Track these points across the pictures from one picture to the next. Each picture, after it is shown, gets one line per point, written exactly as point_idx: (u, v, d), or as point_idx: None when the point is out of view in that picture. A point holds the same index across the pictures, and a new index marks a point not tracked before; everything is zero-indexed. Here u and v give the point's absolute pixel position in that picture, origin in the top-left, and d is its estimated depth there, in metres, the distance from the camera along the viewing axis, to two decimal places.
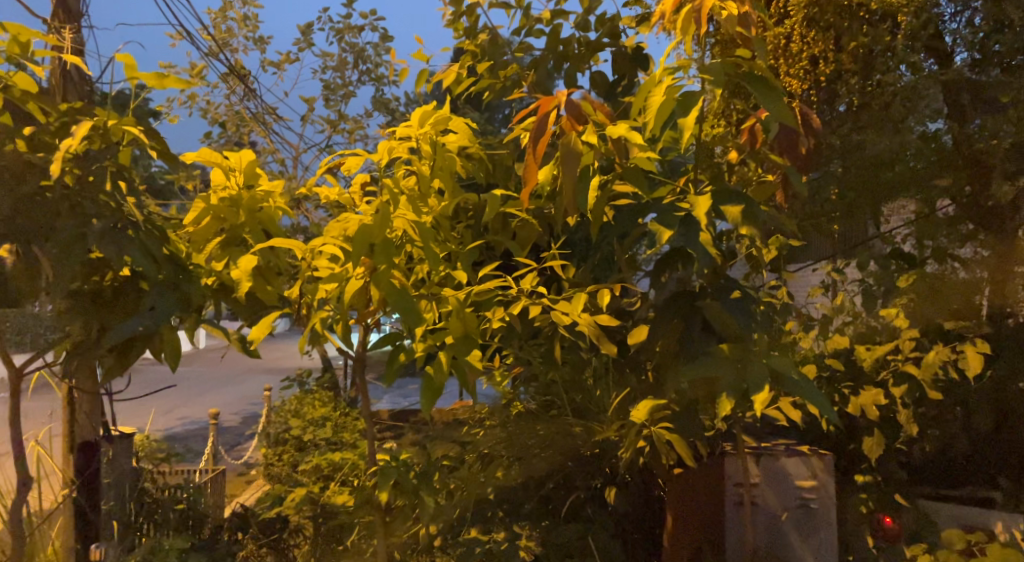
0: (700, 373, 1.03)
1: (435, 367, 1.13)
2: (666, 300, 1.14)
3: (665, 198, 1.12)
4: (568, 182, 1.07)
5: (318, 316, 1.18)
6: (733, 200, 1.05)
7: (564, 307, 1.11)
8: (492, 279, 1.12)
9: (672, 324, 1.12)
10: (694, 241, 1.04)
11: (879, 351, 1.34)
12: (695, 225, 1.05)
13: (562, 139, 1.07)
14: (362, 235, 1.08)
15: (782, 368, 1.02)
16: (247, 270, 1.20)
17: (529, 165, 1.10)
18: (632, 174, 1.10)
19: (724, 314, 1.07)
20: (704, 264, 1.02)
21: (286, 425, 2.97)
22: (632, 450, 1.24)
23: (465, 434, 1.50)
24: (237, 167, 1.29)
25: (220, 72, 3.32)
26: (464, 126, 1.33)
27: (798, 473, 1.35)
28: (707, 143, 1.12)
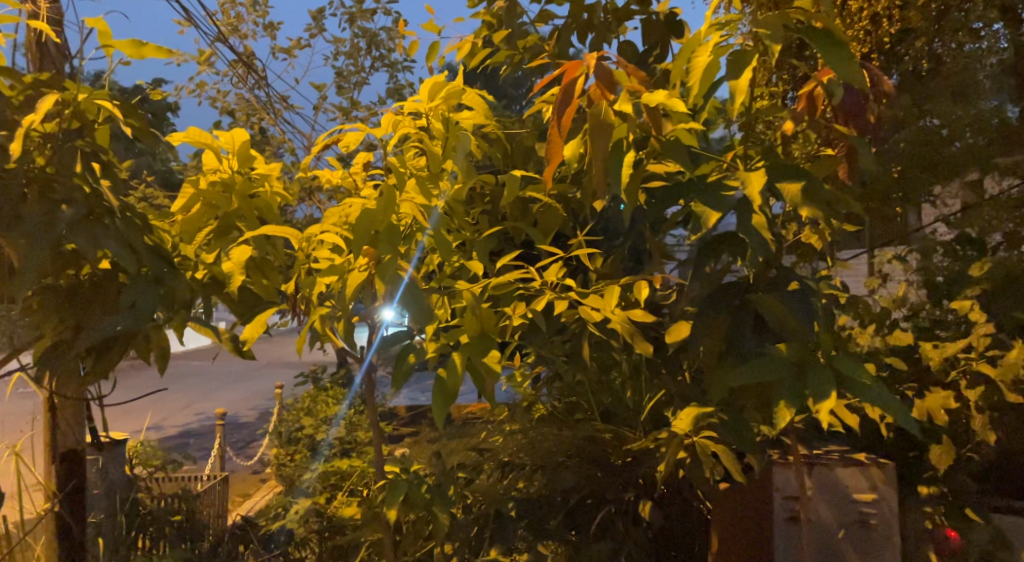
0: (754, 377, 0.89)
1: (448, 370, 1.00)
2: (710, 294, 1.00)
3: (709, 176, 0.98)
4: (599, 159, 0.93)
5: (316, 312, 1.05)
6: (791, 178, 0.91)
7: (593, 302, 0.97)
8: (512, 270, 0.98)
9: (718, 320, 0.98)
10: (745, 226, 0.90)
11: (950, 348, 1.19)
12: (746, 207, 0.92)
13: (591, 110, 0.94)
14: (364, 221, 0.95)
15: (852, 372, 0.88)
16: (238, 263, 1.08)
17: (553, 141, 0.97)
18: (670, 149, 0.97)
19: (781, 308, 0.93)
20: (758, 251, 0.88)
21: (299, 424, 2.86)
22: (671, 462, 1.11)
23: (483, 440, 1.38)
24: (229, 148, 1.17)
25: (229, 59, 3.21)
26: (479, 101, 1.20)
27: (855, 485, 1.22)
28: (757, 113, 0.98)
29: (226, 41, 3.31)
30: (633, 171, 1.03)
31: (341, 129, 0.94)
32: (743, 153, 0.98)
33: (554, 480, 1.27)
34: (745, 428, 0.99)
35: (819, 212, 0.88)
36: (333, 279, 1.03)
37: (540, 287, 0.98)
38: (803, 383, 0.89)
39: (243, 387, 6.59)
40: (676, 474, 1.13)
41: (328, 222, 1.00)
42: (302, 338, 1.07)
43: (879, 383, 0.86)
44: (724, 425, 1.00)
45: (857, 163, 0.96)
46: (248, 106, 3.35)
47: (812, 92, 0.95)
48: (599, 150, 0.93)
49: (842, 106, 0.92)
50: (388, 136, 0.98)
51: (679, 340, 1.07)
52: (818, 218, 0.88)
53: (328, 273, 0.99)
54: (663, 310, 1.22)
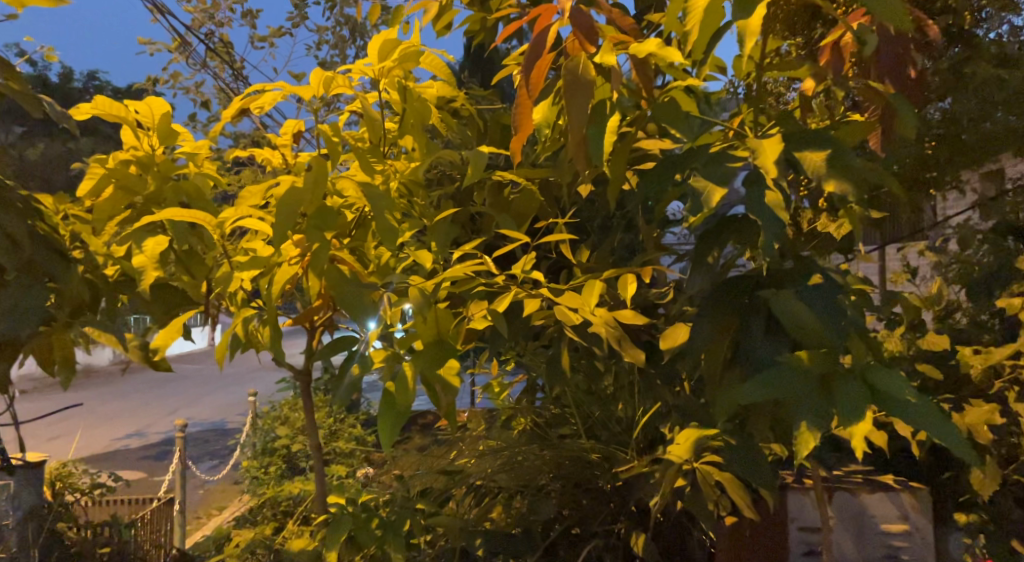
0: (768, 394, 0.72)
1: (395, 384, 0.82)
2: (714, 292, 0.83)
3: (711, 146, 0.80)
4: (576, 124, 0.76)
5: (239, 314, 0.87)
6: (814, 147, 0.74)
7: (571, 300, 0.79)
8: (468, 261, 0.80)
9: (723, 322, 0.81)
10: (757, 204, 0.72)
11: (995, 355, 1.01)
12: (757, 182, 0.74)
13: (566, 63, 0.76)
14: (289, 200, 0.77)
15: (890, 387, 0.70)
16: (150, 256, 0.90)
17: (521, 104, 0.80)
18: (665, 113, 0.79)
19: (800, 308, 0.75)
20: (772, 237, 0.71)
21: (275, 434, 2.68)
22: (668, 492, 0.93)
23: (452, 461, 1.20)
24: (148, 122, 1.00)
25: (203, 49, 3.03)
26: (440, 67, 1.03)
27: (883, 514, 1.04)
28: (771, 70, 0.81)
29: (201, 30, 3.12)
30: (619, 142, 0.86)
31: (258, 86, 0.76)
32: (753, 118, 0.80)
33: (532, 509, 1.10)
34: (756, 453, 0.81)
35: (849, 188, 0.71)
36: (257, 274, 0.85)
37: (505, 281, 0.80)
38: (829, 401, 0.72)
39: (233, 392, 6.40)
40: (674, 504, 0.96)
41: (249, 203, 0.82)
42: (222, 349, 0.88)
43: (927, 403, 0.68)
44: (731, 450, 0.83)
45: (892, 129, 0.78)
46: (226, 97, 3.17)
47: (839, 43, 0.78)
48: (577, 112, 0.75)
49: (877, 57, 0.75)
50: (319, 96, 0.80)
51: (676, 346, 0.89)
52: (848, 195, 0.71)
53: (247, 266, 0.81)
54: (657, 311, 1.04)
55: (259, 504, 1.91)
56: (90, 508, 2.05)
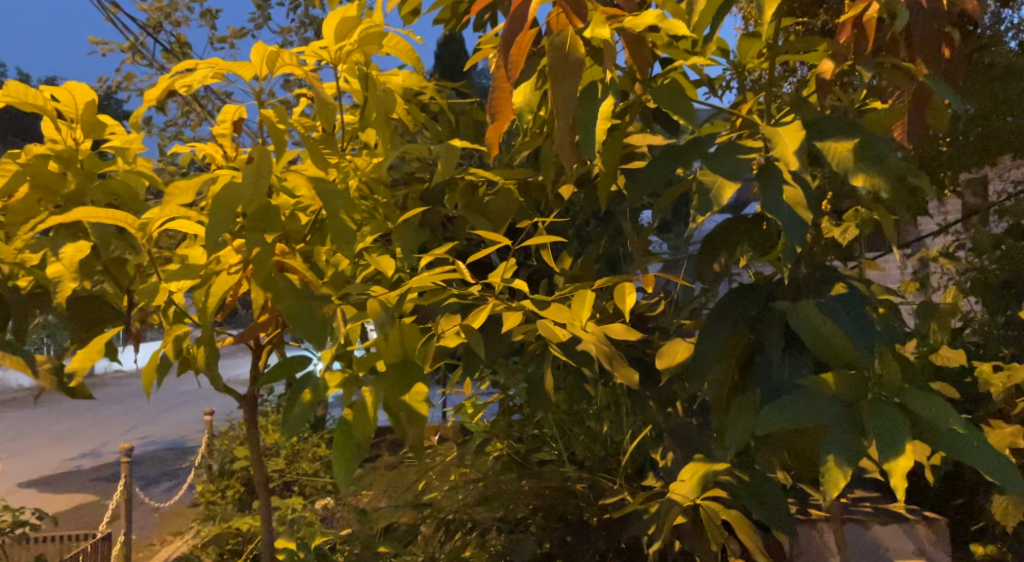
0: (791, 424, 0.61)
1: (354, 412, 0.71)
2: (721, 303, 0.72)
3: (719, 137, 0.70)
4: (564, 108, 0.65)
5: (170, 332, 0.74)
6: (840, 136, 0.64)
7: (557, 314, 0.66)
8: (437, 269, 0.68)
9: (733, 338, 0.70)
10: (775, 203, 0.62)
11: (1019, 374, 0.92)
12: (774, 177, 0.64)
13: (551, 38, 0.65)
14: (226, 198, 0.65)
15: (932, 414, 0.60)
16: (69, 264, 0.77)
17: (499, 88, 0.69)
18: (665, 99, 0.69)
19: (825, 322, 0.65)
20: (795, 240, 0.61)
21: (234, 456, 2.52)
22: (666, 531, 0.82)
23: (422, 494, 1.08)
24: (71, 112, 0.86)
25: (160, 49, 2.85)
26: (406, 52, 0.92)
27: (897, 546, 0.98)
28: (784, 51, 0.71)
29: (157, 30, 2.95)
30: (610, 133, 0.76)
31: (187, 62, 0.64)
32: (765, 106, 0.70)
33: (510, 549, 0.98)
34: (770, 489, 0.71)
35: (884, 183, 0.61)
36: (191, 286, 0.72)
37: (483, 293, 0.68)
38: (860, 431, 0.62)
39: (194, 408, 6.17)
40: (671, 545, 0.85)
41: (180, 204, 0.70)
42: (147, 374, 0.74)
43: (979, 433, 0.58)
44: (742, 485, 0.72)
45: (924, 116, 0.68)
46: None
47: (863, 18, 0.68)
48: (565, 95, 0.65)
49: (907, 33, 0.65)
50: (262, 76, 0.67)
51: (676, 365, 0.78)
52: (881, 191, 0.61)
53: (178, 275, 0.68)
54: (650, 325, 0.94)
55: (212, 535, 1.76)
56: (25, 543, 1.87)
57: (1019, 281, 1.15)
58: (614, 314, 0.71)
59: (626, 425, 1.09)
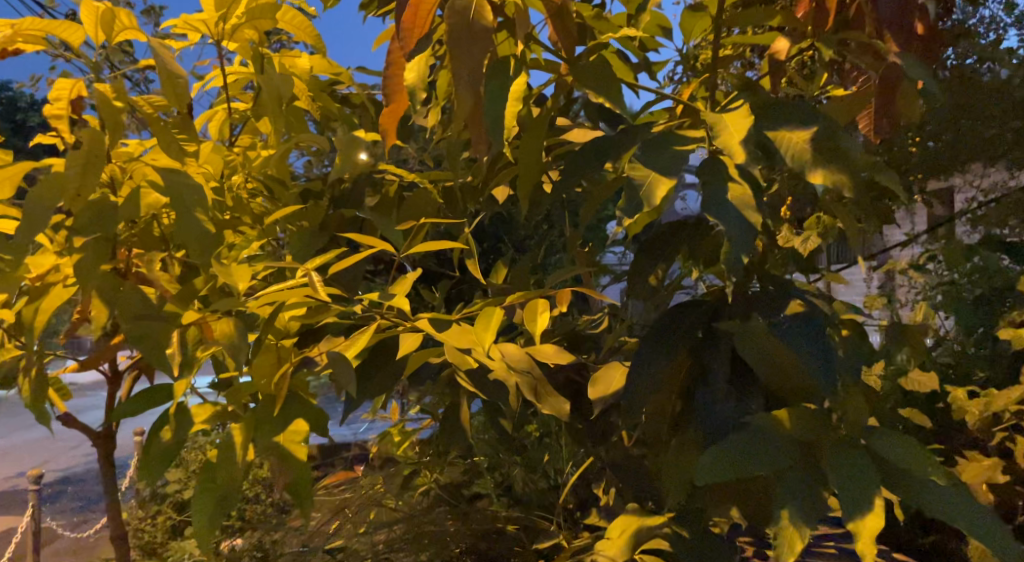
0: (739, 474, 0.50)
1: (217, 453, 0.58)
2: (658, 321, 0.61)
3: (656, 125, 0.59)
4: (466, 86, 0.53)
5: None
6: (794, 122, 0.53)
7: (457, 335, 0.55)
8: (312, 285, 0.56)
9: (673, 363, 0.59)
10: (716, 203, 0.52)
11: (998, 401, 0.82)
12: (717, 173, 0.53)
13: (451, 2, 0.54)
14: (43, 192, 0.52)
15: (905, 461, 0.50)
16: None
17: (394, 64, 0.57)
18: (589, 79, 0.57)
19: (780, 346, 0.55)
20: (741, 248, 0.50)
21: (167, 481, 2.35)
22: None
23: (337, 537, 0.95)
24: None
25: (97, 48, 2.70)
26: (306, 32, 0.80)
27: None
28: (733, 27, 0.60)
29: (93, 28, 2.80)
30: (530, 116, 0.65)
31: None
32: (711, 91, 0.60)
33: None
34: (716, 544, 0.60)
35: (847, 180, 0.51)
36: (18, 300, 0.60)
37: (369, 312, 0.56)
38: (820, 479, 0.51)
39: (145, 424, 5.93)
40: None
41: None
42: None
43: (962, 487, 0.48)
44: (685, 538, 0.61)
45: (898, 102, 0.57)
46: None
47: None
48: (467, 70, 0.53)
49: (874, 3, 0.55)
50: (97, 43, 0.55)
51: (612, 395, 0.67)
52: (844, 189, 0.51)
53: None
54: (588, 345, 0.82)
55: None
56: None
57: (994, 297, 1.06)
58: (531, 338, 0.59)
59: (567, 455, 0.98)
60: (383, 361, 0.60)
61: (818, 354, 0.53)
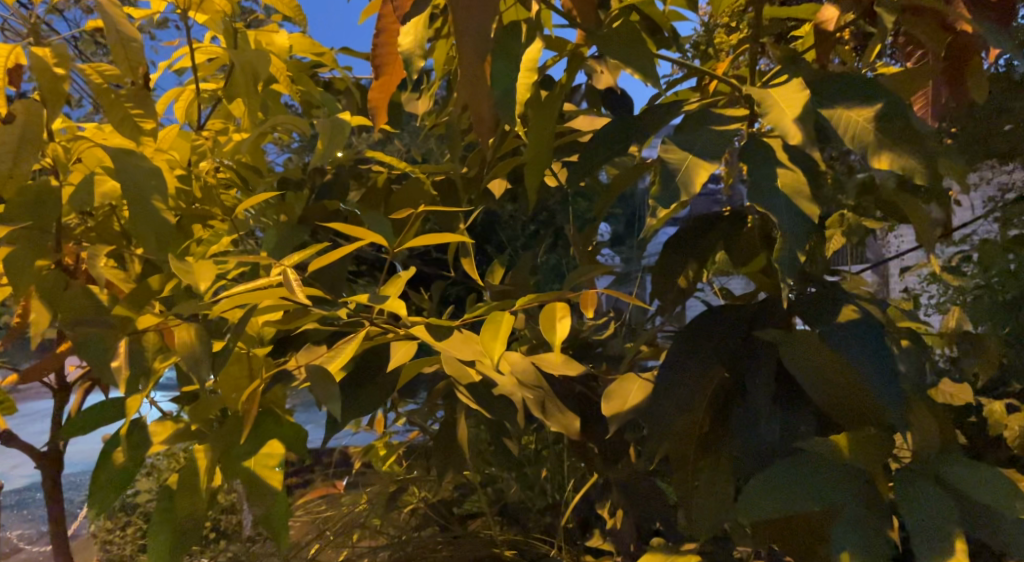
0: (793, 509, 0.43)
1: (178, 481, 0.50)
2: (687, 328, 0.54)
3: (687, 104, 0.52)
4: (473, 53, 0.46)
5: None
6: (853, 99, 0.46)
7: (460, 345, 0.47)
8: (287, 287, 0.48)
9: (705, 376, 0.52)
10: (765, 193, 0.44)
11: None
12: (762, 156, 0.46)
13: None
14: None
15: (983, 494, 0.44)
16: None
17: (386, 29, 0.49)
18: (614, 48, 0.49)
19: (832, 357, 0.48)
20: (797, 244, 0.43)
21: None
22: None
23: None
24: None
25: None
26: (285, 3, 0.73)
27: None
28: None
29: None
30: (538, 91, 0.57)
31: None
32: (749, 66, 0.52)
33: None
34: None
35: (917, 165, 0.44)
36: None
37: (355, 317, 0.48)
38: (885, 513, 0.44)
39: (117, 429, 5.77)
40: None
41: None
42: None
43: None
44: None
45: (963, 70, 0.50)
46: None
47: None
48: (475, 34, 0.45)
49: None
50: None
51: (629, 411, 0.60)
52: (915, 176, 0.44)
53: None
54: (595, 353, 0.75)
55: None
56: None
57: None
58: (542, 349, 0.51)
59: (566, 472, 0.90)
60: (372, 375, 0.52)
61: (879, 366, 0.46)
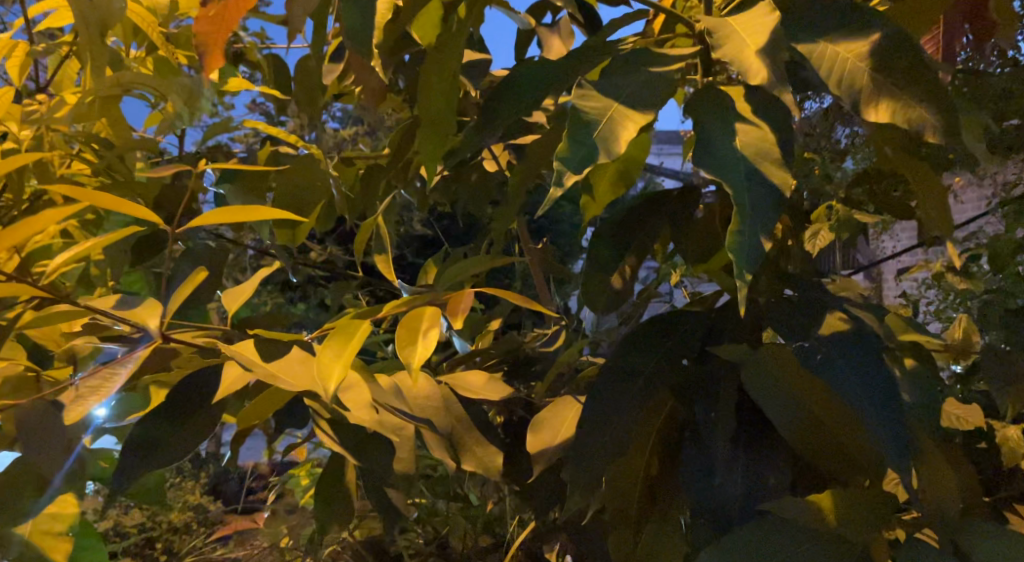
0: None
1: None
2: (624, 342, 0.41)
3: (626, 45, 0.40)
4: None
5: None
6: (841, 29, 0.33)
7: (297, 368, 0.33)
8: None
9: (647, 404, 0.39)
10: (718, 154, 0.31)
11: None
12: (714, 108, 0.33)
13: None
14: None
15: None
16: None
17: None
18: None
19: (811, 383, 0.35)
20: (762, 226, 0.30)
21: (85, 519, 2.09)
22: None
23: None
24: None
25: None
26: None
27: None
28: None
29: None
30: (439, 32, 0.44)
31: None
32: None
33: None
34: None
35: (928, 115, 0.31)
36: None
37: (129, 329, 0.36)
38: None
39: None
40: None
41: None
42: None
43: None
44: None
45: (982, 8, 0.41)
46: None
47: None
48: None
49: None
50: None
51: (558, 447, 0.46)
52: (925, 131, 0.31)
53: None
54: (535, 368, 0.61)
55: None
56: None
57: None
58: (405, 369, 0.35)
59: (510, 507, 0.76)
60: (198, 407, 0.38)
61: (875, 397, 0.34)
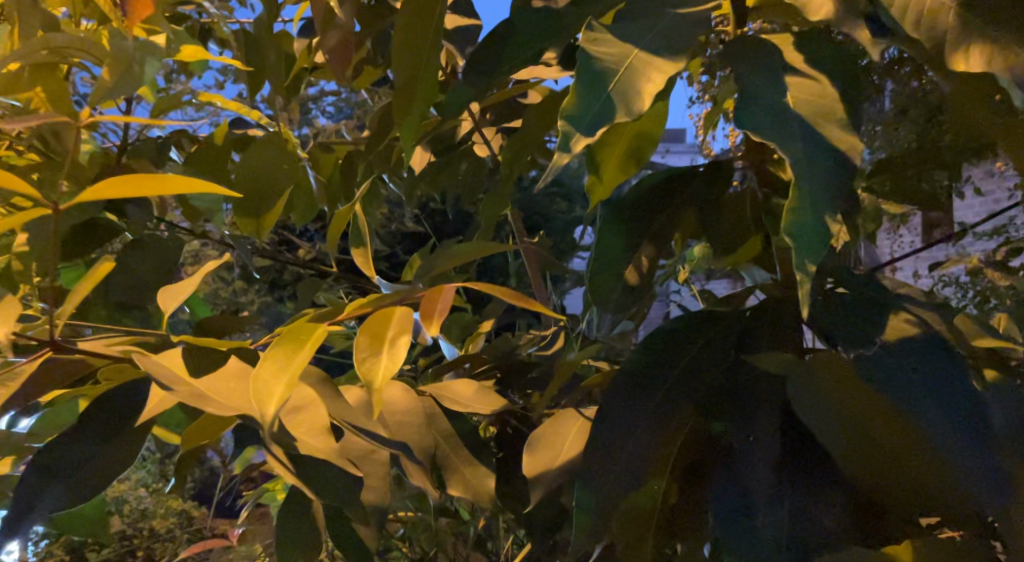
0: None
1: None
2: (641, 348, 0.34)
3: None
4: None
5: None
6: None
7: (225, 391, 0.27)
8: None
9: (668, 426, 0.33)
10: (766, 113, 0.25)
11: None
12: (757, 58, 0.27)
13: None
14: None
15: None
16: None
17: None
18: None
19: (878, 405, 0.29)
20: (824, 204, 0.23)
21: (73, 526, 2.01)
22: None
23: None
24: None
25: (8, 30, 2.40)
26: None
27: None
28: None
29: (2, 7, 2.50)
30: None
31: None
32: None
33: None
34: None
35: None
36: None
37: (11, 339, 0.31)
38: None
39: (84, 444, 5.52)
40: None
41: None
42: None
43: None
44: None
45: None
46: None
47: None
48: None
49: None
50: None
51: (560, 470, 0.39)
52: None
53: None
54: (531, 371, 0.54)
55: None
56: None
57: None
58: (359, 382, 0.28)
59: None
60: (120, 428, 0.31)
61: (959, 420, 0.27)
